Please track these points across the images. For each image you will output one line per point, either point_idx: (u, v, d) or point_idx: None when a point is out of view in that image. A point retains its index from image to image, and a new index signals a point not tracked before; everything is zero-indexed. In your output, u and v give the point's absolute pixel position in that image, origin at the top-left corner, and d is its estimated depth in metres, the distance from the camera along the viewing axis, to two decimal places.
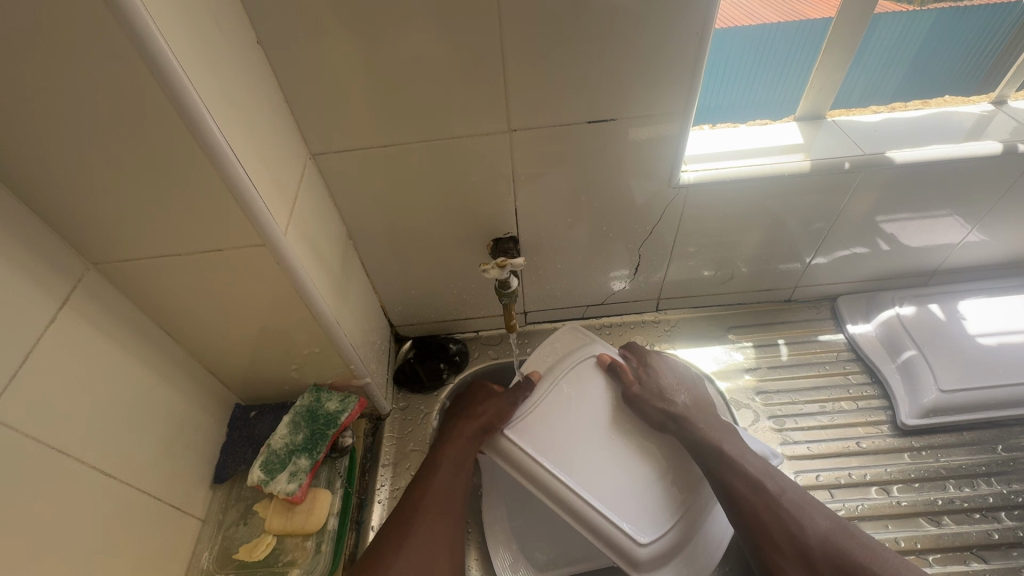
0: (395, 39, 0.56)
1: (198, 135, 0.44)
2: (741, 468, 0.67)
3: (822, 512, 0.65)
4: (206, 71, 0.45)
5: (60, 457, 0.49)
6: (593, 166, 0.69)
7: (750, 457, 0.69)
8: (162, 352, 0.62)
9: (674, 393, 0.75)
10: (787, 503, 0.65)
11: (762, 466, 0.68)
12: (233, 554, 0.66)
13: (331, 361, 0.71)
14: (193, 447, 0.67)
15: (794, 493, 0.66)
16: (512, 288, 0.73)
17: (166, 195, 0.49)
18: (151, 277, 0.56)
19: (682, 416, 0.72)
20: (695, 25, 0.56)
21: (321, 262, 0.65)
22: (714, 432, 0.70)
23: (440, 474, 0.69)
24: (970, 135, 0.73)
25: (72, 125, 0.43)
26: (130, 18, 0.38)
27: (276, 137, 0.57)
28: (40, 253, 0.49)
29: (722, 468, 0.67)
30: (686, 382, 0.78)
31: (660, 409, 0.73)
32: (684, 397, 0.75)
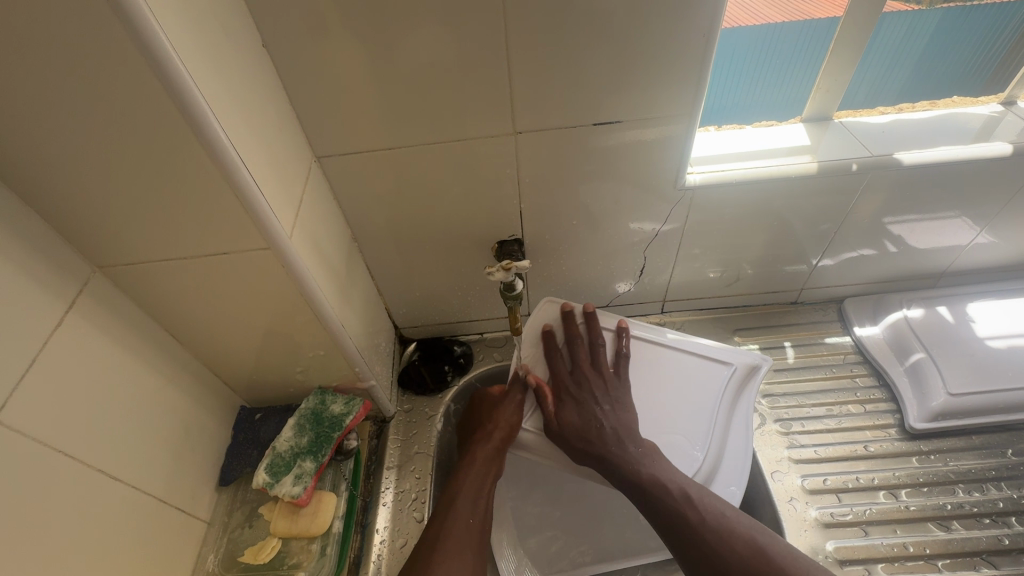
0: (400, 42, 0.56)
1: (204, 139, 0.44)
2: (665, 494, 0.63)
3: (746, 536, 0.59)
4: (212, 75, 0.45)
5: (66, 460, 0.50)
6: (598, 168, 0.69)
7: (671, 487, 0.63)
8: (167, 355, 0.63)
9: (599, 418, 0.69)
10: (710, 530, 0.60)
11: (683, 494, 0.63)
12: (238, 557, 0.66)
13: (335, 364, 0.71)
14: (199, 449, 0.67)
15: (717, 519, 0.61)
16: (517, 290, 0.73)
17: (172, 199, 0.49)
18: (157, 280, 0.56)
19: (603, 454, 0.67)
20: (701, 26, 0.56)
21: (327, 265, 0.65)
22: (638, 459, 0.66)
23: (459, 503, 0.66)
24: (980, 136, 0.73)
25: (80, 130, 0.43)
26: (136, 22, 0.38)
27: (282, 140, 0.57)
28: (47, 257, 0.49)
29: (649, 493, 0.64)
30: (618, 397, 0.71)
31: (583, 443, 0.69)
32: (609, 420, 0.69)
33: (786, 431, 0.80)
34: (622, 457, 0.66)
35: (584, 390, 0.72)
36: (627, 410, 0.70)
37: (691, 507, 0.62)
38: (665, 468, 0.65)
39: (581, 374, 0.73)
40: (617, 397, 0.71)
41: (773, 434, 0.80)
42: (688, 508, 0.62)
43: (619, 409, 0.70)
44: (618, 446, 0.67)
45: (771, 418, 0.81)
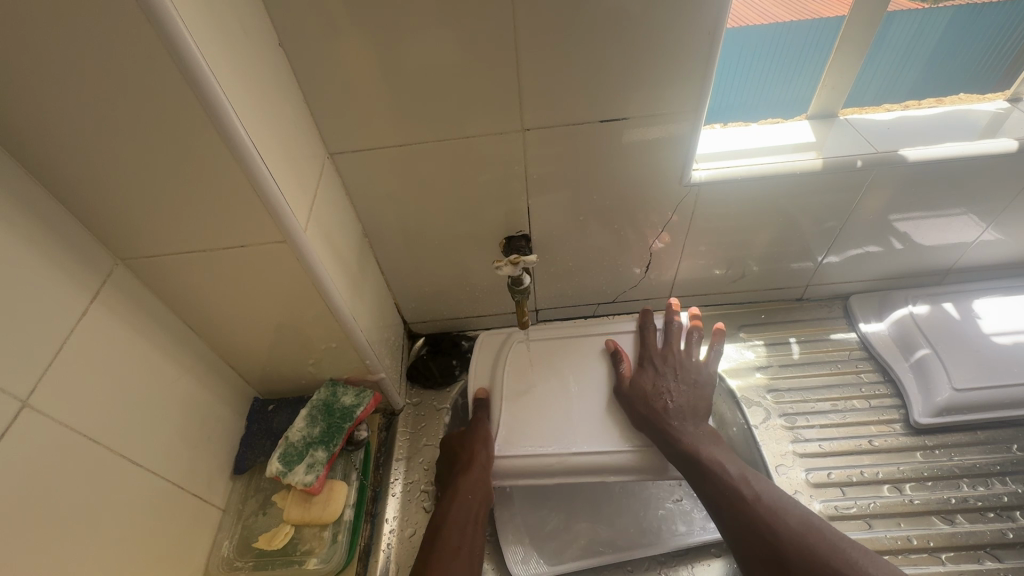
0: (412, 40, 0.57)
1: (224, 134, 0.46)
2: (719, 474, 0.65)
3: (797, 514, 0.62)
4: (231, 72, 0.47)
5: (91, 445, 0.51)
6: (605, 165, 0.70)
7: (728, 467, 0.66)
8: (184, 346, 0.64)
9: (669, 392, 0.72)
10: (761, 508, 0.62)
11: (741, 474, 0.66)
12: (252, 543, 0.67)
13: (347, 356, 0.73)
14: (214, 439, 0.69)
15: (772, 499, 0.63)
16: (525, 285, 0.74)
17: (192, 192, 0.50)
18: (176, 273, 0.58)
19: (662, 429, 0.68)
20: (708, 23, 0.57)
21: (339, 259, 0.66)
22: (700, 439, 0.68)
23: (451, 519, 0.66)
24: (986, 133, 0.73)
25: (104, 125, 0.45)
26: (162, 23, 0.39)
27: (297, 137, 0.58)
28: (72, 248, 0.51)
29: (700, 476, 0.66)
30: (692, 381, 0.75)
31: (649, 410, 0.70)
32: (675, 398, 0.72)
33: (791, 426, 0.80)
34: (683, 429, 0.68)
35: (667, 363, 0.75)
36: (695, 390, 0.74)
37: (745, 483, 0.65)
38: (722, 451, 0.68)
39: (667, 354, 0.76)
40: (689, 379, 0.74)
41: (777, 429, 0.80)
42: (740, 484, 0.65)
43: (685, 388, 0.73)
44: (680, 419, 0.70)
45: (776, 413, 0.82)
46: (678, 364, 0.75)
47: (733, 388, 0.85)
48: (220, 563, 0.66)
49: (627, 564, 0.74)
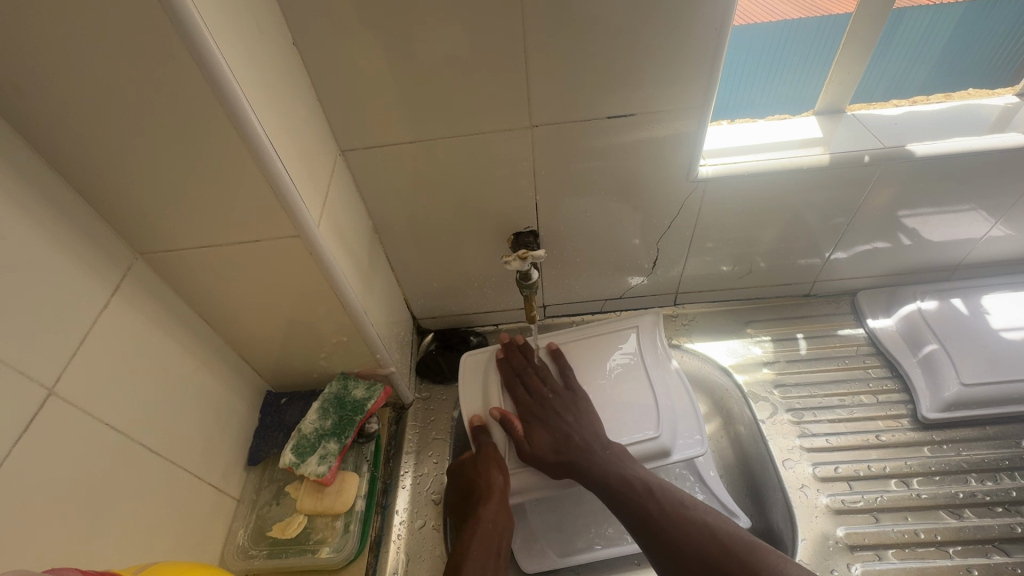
0: (422, 38, 0.58)
1: (241, 130, 0.47)
2: (630, 488, 0.65)
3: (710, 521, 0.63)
4: (248, 70, 0.48)
5: (112, 433, 0.53)
6: (612, 161, 0.71)
7: (635, 483, 0.65)
8: (201, 338, 0.66)
9: (566, 430, 0.69)
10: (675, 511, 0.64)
11: (647, 488, 0.65)
12: (267, 532, 0.69)
13: (357, 350, 0.74)
14: (229, 430, 0.71)
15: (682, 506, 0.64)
16: (533, 280, 0.75)
17: (208, 188, 0.52)
18: (193, 267, 0.59)
19: (570, 462, 0.67)
20: (715, 19, 0.57)
21: (350, 254, 0.67)
22: (613, 459, 0.67)
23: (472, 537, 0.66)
24: (994, 128, 0.73)
25: (127, 121, 0.46)
26: (182, 22, 0.41)
27: (310, 133, 0.60)
28: (94, 241, 0.52)
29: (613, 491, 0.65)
30: (576, 403, 0.72)
31: (561, 458, 0.68)
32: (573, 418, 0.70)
33: (798, 421, 0.81)
34: (592, 457, 0.67)
35: (552, 405, 0.72)
36: (591, 417, 0.70)
37: (654, 500, 0.64)
38: (631, 465, 0.67)
39: (542, 398, 0.73)
40: (580, 408, 0.71)
41: (784, 423, 0.81)
42: (650, 497, 0.65)
43: (582, 418, 0.70)
44: (587, 451, 0.67)
45: (783, 408, 0.82)
46: (564, 402, 0.72)
47: (740, 382, 0.85)
48: (235, 551, 0.67)
49: (635, 558, 0.75)
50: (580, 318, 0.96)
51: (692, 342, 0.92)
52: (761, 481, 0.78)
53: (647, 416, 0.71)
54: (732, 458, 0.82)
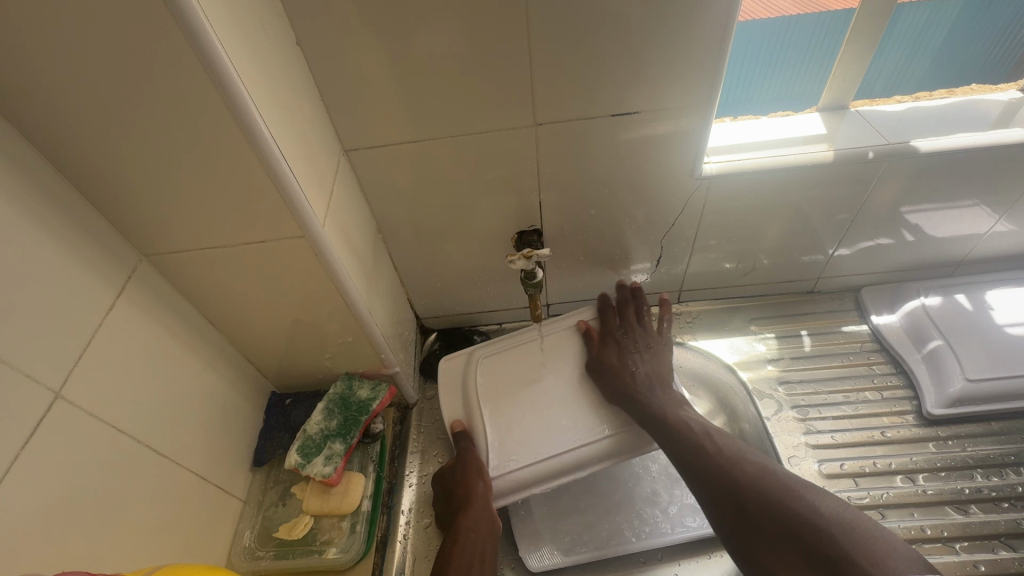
0: (426, 36, 0.58)
1: (246, 130, 0.47)
2: (686, 431, 0.69)
3: (756, 463, 0.65)
4: (252, 70, 0.48)
5: (119, 437, 0.53)
6: (616, 158, 0.71)
7: (694, 427, 0.70)
8: (205, 339, 0.66)
9: (638, 368, 0.77)
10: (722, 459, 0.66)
11: (705, 431, 0.70)
12: (273, 533, 0.69)
13: (362, 350, 0.74)
14: (235, 431, 0.70)
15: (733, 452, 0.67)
16: (537, 279, 0.75)
17: (213, 188, 0.52)
18: (198, 268, 0.59)
19: (630, 391, 0.73)
20: (720, 16, 0.57)
21: (354, 255, 0.67)
22: (668, 403, 0.73)
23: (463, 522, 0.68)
24: (998, 123, 0.73)
25: (130, 121, 0.46)
26: (188, 23, 0.40)
27: (314, 133, 0.59)
28: (98, 243, 0.52)
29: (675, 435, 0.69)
30: (650, 353, 0.80)
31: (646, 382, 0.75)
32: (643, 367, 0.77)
33: (803, 418, 0.81)
34: (651, 397, 0.73)
35: (627, 337, 0.80)
36: (653, 364, 0.78)
37: (711, 443, 0.68)
38: (687, 411, 0.73)
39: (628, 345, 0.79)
40: (654, 355, 0.80)
41: (789, 420, 0.81)
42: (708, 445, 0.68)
43: (645, 359, 0.78)
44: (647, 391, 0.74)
45: (788, 405, 0.82)
46: (640, 353, 0.79)
47: (745, 380, 0.86)
48: (242, 552, 0.67)
49: (639, 556, 0.75)
50: None
51: (696, 340, 0.91)
52: None
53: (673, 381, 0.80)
54: None
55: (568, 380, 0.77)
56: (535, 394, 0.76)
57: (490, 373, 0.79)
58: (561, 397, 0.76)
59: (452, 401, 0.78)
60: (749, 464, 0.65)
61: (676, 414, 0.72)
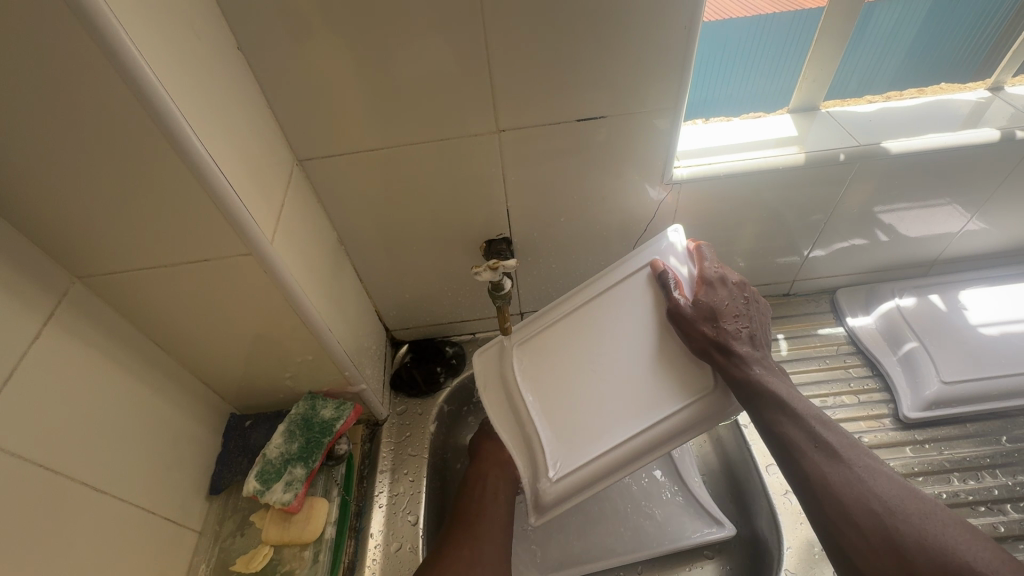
0: (377, 41, 0.55)
1: (177, 144, 0.44)
2: (795, 413, 0.57)
3: (889, 477, 0.53)
4: (183, 80, 0.44)
5: (50, 475, 0.49)
6: (584, 164, 0.68)
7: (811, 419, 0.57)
8: (153, 364, 0.62)
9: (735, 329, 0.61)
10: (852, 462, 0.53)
11: (823, 422, 0.57)
12: (230, 566, 0.65)
13: (324, 368, 0.71)
14: (188, 459, 0.67)
15: (862, 458, 0.54)
16: (505, 290, 0.72)
17: (147, 206, 0.48)
18: (138, 290, 0.55)
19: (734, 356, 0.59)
20: (683, 16, 0.55)
21: (311, 269, 0.64)
22: (769, 377, 0.59)
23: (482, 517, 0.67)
24: (967, 122, 0.72)
25: (47, 137, 0.42)
26: (102, 29, 0.37)
27: (261, 144, 0.56)
28: (22, 268, 0.48)
29: (778, 414, 0.57)
30: (746, 310, 0.64)
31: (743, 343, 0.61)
32: (738, 325, 0.62)
33: None
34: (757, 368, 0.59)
35: (723, 288, 0.64)
36: (746, 323, 0.63)
37: (829, 443, 0.55)
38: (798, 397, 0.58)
39: (728, 307, 0.62)
40: (745, 313, 0.63)
41: None
42: (817, 448, 0.55)
43: (740, 316, 0.63)
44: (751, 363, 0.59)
45: None
46: (731, 311, 0.62)
47: None
48: None
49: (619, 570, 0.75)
50: None
51: None
52: (746, 489, 0.78)
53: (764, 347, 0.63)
54: (716, 463, 0.83)
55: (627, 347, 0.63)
56: (587, 370, 0.64)
57: (533, 353, 0.68)
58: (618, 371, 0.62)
59: (490, 386, 0.69)
60: (872, 471, 0.53)
61: (781, 395, 0.58)
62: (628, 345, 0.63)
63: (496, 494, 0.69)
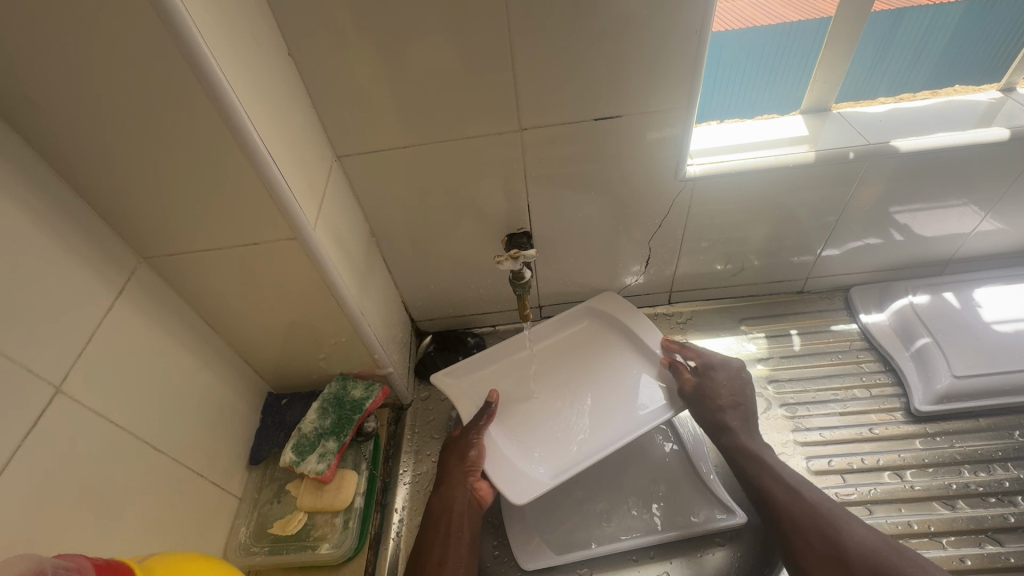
0: (411, 45, 0.60)
1: (238, 136, 0.50)
2: (778, 472, 0.71)
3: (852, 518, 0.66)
4: (243, 79, 0.50)
5: (117, 430, 0.55)
6: (601, 161, 0.72)
7: (788, 474, 0.71)
8: (202, 339, 0.68)
9: (733, 402, 0.77)
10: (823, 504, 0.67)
11: (797, 479, 0.70)
12: (268, 529, 0.70)
13: (355, 350, 0.75)
14: (231, 430, 0.72)
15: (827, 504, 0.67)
16: (526, 279, 0.77)
17: (207, 193, 0.54)
18: (194, 270, 0.62)
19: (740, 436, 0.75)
20: (695, 22, 0.59)
21: (347, 256, 0.69)
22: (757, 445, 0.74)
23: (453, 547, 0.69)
24: (980, 122, 0.74)
25: (127, 129, 0.49)
26: (180, 34, 0.43)
27: (305, 139, 0.62)
28: (97, 245, 0.54)
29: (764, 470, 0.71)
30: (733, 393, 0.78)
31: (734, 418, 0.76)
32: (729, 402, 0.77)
33: (793, 415, 0.81)
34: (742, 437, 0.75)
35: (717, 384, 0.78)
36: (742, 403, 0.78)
37: (804, 492, 0.69)
38: (776, 458, 0.73)
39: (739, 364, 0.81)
40: (743, 388, 0.79)
41: (778, 418, 0.81)
42: (792, 488, 0.69)
43: (742, 396, 0.79)
44: (747, 429, 0.76)
45: (777, 403, 0.83)
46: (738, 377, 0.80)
47: None
48: (237, 548, 0.69)
49: (631, 555, 0.75)
50: None
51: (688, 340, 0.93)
52: None
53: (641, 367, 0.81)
54: (728, 457, 0.83)
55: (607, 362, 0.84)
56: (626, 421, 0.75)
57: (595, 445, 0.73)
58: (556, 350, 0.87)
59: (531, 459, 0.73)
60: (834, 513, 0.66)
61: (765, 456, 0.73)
62: (611, 360, 0.84)
63: (461, 533, 0.71)
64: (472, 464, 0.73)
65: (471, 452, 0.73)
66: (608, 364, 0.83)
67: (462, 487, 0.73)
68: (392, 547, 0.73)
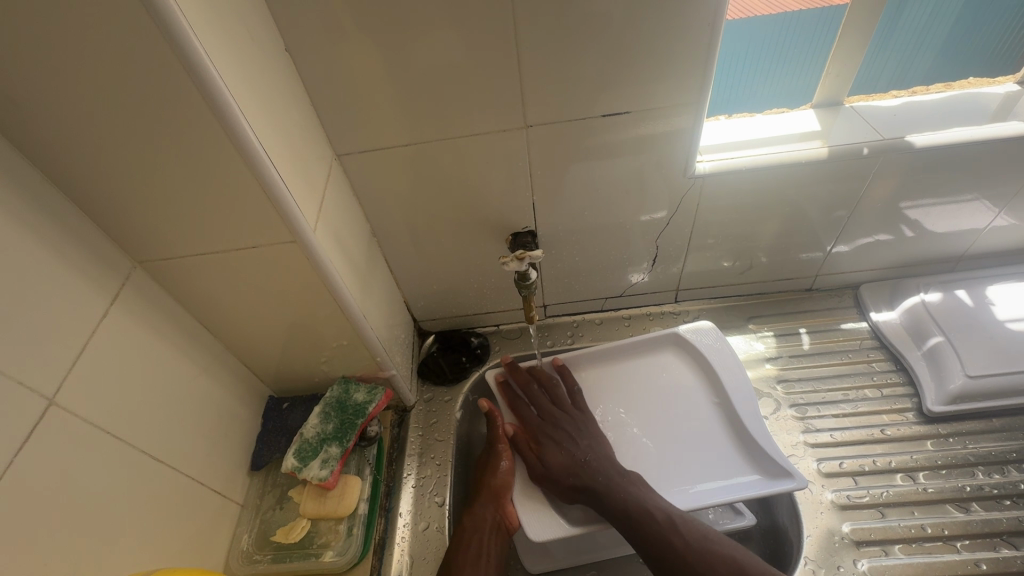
0: (412, 40, 0.58)
1: (233, 137, 0.48)
2: (645, 498, 0.66)
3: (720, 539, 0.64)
4: (239, 77, 0.48)
5: (115, 442, 0.54)
6: (607, 159, 0.70)
7: (657, 513, 0.65)
8: (200, 345, 0.66)
9: (573, 452, 0.72)
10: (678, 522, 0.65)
11: (668, 517, 0.65)
12: (270, 536, 0.70)
13: (357, 354, 0.74)
14: (232, 436, 0.71)
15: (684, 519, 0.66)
16: (531, 280, 0.75)
17: (201, 196, 0.52)
18: (190, 274, 0.60)
19: (580, 480, 0.69)
20: (707, 14, 0.57)
21: (349, 259, 0.68)
22: (615, 480, 0.68)
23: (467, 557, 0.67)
24: (996, 116, 0.72)
25: (117, 132, 0.47)
26: (172, 31, 0.41)
27: (303, 138, 0.60)
28: (90, 251, 0.53)
29: (638, 506, 0.66)
30: (578, 421, 0.76)
31: (577, 479, 0.70)
32: (583, 438, 0.74)
33: (802, 416, 0.80)
34: (606, 480, 0.69)
35: (551, 425, 0.76)
36: (591, 450, 0.73)
37: (670, 524, 0.65)
38: (648, 492, 0.68)
39: (550, 417, 0.77)
40: (588, 431, 0.75)
41: (788, 419, 0.80)
42: (659, 513, 0.65)
43: (595, 442, 0.74)
44: (591, 470, 0.70)
45: (786, 403, 0.82)
46: (574, 422, 0.76)
47: None
48: (239, 556, 0.68)
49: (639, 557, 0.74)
50: (582, 317, 0.96)
51: None
52: None
53: (677, 416, 0.79)
54: None
55: (689, 404, 0.80)
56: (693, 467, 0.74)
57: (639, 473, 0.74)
58: (629, 381, 0.83)
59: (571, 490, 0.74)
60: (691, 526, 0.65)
61: (628, 483, 0.68)
62: (692, 396, 0.80)
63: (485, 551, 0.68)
64: (501, 483, 0.73)
65: (500, 464, 0.75)
66: (690, 399, 0.80)
67: (492, 508, 0.71)
68: (396, 553, 0.72)
